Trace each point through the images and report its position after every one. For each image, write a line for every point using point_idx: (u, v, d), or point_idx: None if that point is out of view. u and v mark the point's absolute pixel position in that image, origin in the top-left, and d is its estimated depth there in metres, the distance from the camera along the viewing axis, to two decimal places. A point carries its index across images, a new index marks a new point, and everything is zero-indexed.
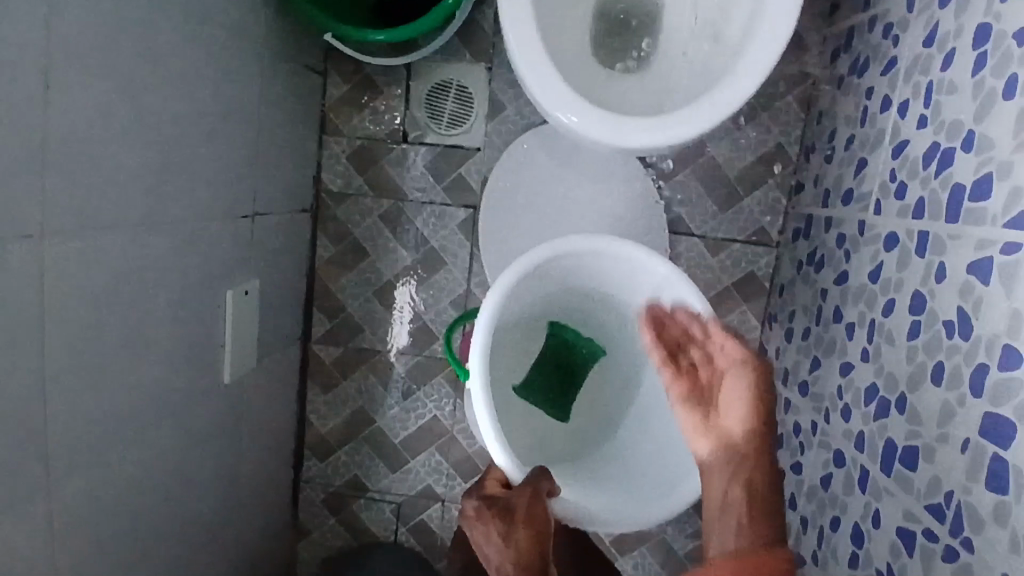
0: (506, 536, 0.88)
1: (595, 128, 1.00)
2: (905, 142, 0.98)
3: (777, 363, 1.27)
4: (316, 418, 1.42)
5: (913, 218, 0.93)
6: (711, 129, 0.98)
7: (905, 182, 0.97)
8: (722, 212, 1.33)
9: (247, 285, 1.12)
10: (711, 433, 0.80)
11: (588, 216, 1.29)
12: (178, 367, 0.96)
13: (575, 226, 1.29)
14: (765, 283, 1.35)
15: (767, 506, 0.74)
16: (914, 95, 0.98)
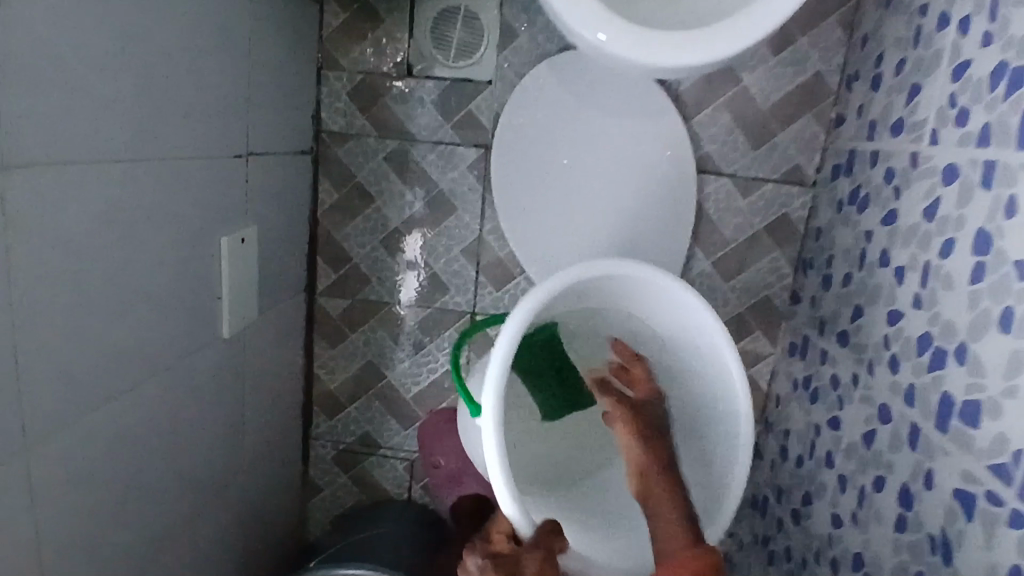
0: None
1: (629, 45, 0.89)
2: (968, 62, 0.87)
3: (810, 312, 1.18)
4: (324, 373, 1.36)
5: (978, 146, 0.82)
6: (754, 45, 0.88)
7: (968, 107, 0.85)
8: (755, 150, 1.22)
9: (246, 232, 1.04)
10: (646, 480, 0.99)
11: (610, 158, 1.19)
12: (171, 317, 0.89)
13: (596, 167, 1.20)
14: (800, 227, 1.23)
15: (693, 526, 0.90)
16: (979, 7, 0.86)
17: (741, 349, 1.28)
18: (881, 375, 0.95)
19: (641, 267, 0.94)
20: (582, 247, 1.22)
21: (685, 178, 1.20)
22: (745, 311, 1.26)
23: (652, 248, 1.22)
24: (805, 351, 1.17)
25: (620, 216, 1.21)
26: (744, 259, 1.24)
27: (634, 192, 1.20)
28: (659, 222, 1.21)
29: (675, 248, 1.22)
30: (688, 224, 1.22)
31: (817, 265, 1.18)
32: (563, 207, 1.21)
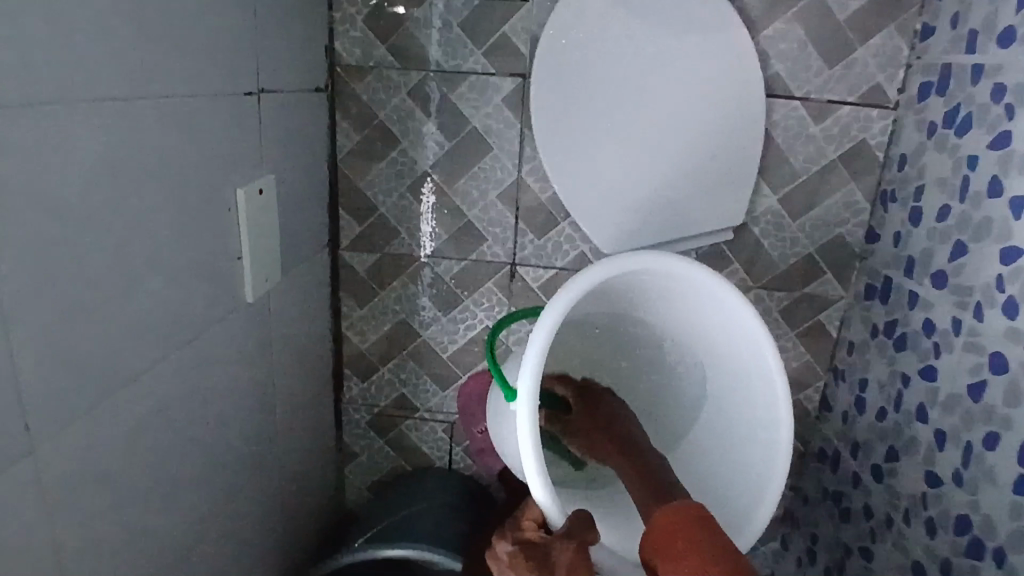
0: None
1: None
2: None
3: (894, 251, 1.05)
4: (353, 334, 1.25)
5: None
6: None
7: None
8: (830, 69, 1.05)
9: (263, 183, 0.91)
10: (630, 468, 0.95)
11: (663, 83, 1.05)
12: (185, 284, 0.77)
13: (650, 91, 1.05)
14: (878, 155, 1.09)
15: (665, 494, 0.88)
16: None
17: (810, 293, 1.16)
18: (993, 325, 0.83)
19: (667, 256, 0.83)
20: (635, 184, 1.09)
21: (752, 101, 1.06)
22: (816, 251, 1.14)
23: (714, 182, 1.09)
24: (890, 294, 1.05)
25: (680, 147, 1.07)
26: (815, 193, 1.11)
27: (693, 120, 1.06)
28: (722, 154, 1.08)
29: (740, 181, 1.09)
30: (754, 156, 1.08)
31: (902, 197, 1.04)
32: (611, 140, 1.06)
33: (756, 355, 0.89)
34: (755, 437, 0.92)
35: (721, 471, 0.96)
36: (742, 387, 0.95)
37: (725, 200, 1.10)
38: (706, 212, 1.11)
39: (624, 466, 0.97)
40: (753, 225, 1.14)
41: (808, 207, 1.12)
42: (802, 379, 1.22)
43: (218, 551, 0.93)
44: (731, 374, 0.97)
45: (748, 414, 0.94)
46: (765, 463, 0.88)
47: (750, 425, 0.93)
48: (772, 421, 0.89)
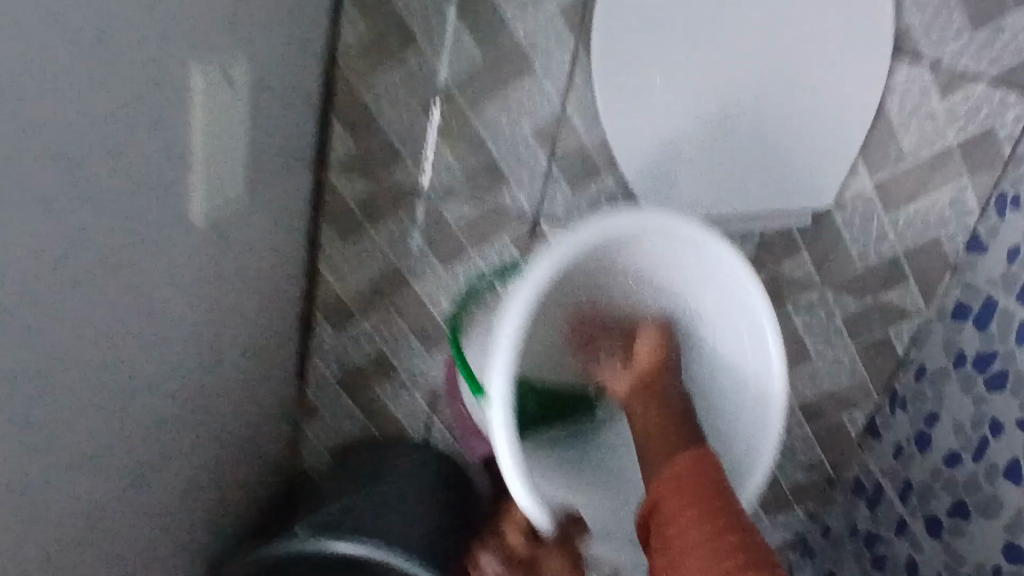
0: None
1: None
2: None
3: (1006, 268, 0.83)
4: (331, 274, 1.04)
5: None
6: None
7: None
8: (973, 30, 0.82)
9: (230, 63, 0.67)
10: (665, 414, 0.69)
11: (771, 10, 0.81)
12: (95, 186, 0.54)
13: (752, 16, 0.81)
14: (1005, 149, 0.86)
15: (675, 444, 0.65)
16: None
17: (883, 302, 0.97)
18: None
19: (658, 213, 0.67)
20: (706, 134, 0.86)
21: (877, 55, 0.83)
22: (903, 254, 0.94)
23: (805, 151, 0.87)
24: (991, 319, 0.85)
25: (771, 99, 0.84)
26: (921, 183, 0.90)
27: (799, 66, 0.83)
28: (822, 117, 0.85)
29: (835, 156, 0.88)
30: (857, 126, 0.86)
31: None
32: (688, 72, 0.83)
33: (738, 350, 0.75)
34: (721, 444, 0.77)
35: None
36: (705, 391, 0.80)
37: (811, 175, 0.89)
38: (787, 187, 0.89)
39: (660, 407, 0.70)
40: (836, 211, 0.93)
41: (907, 200, 0.91)
42: (851, 400, 1.04)
43: (123, 527, 0.73)
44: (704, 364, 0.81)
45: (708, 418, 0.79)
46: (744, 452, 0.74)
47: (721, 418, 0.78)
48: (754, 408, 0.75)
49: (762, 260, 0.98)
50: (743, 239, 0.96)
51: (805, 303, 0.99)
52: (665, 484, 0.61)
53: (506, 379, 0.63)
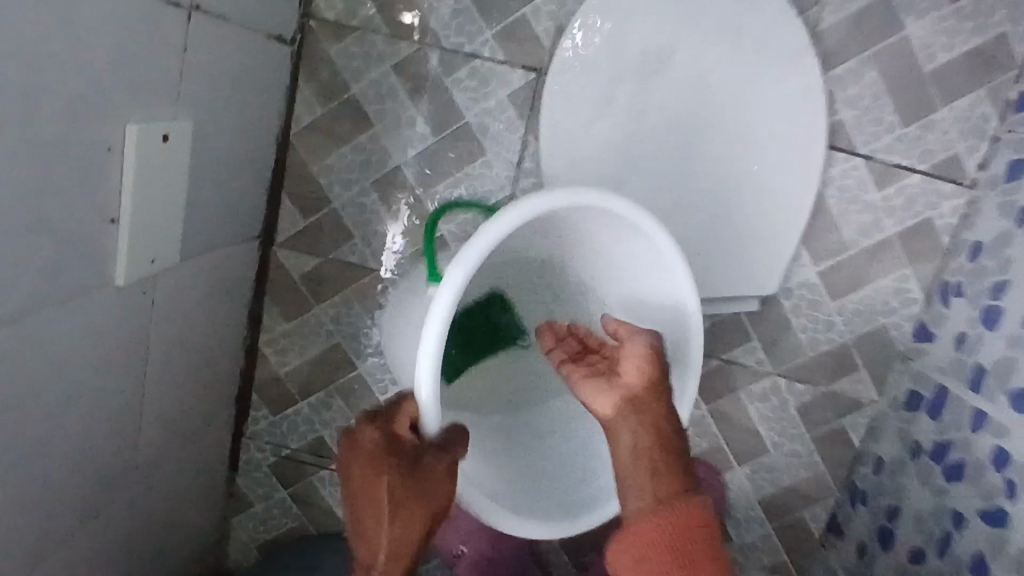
0: (357, 530, 0.63)
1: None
2: None
3: (955, 355, 0.84)
4: (272, 354, 1.00)
5: None
6: None
7: None
8: (903, 129, 0.87)
9: (173, 128, 0.67)
10: (647, 428, 0.60)
11: (713, 110, 0.84)
12: (25, 232, 0.51)
13: (693, 117, 0.85)
14: (943, 240, 0.90)
15: (663, 474, 0.58)
16: None
17: (836, 392, 0.96)
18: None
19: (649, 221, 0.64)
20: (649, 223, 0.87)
21: (815, 153, 0.86)
22: (852, 341, 0.94)
23: (752, 242, 0.89)
24: (944, 408, 0.83)
25: (713, 192, 0.86)
26: (865, 272, 0.92)
27: (743, 163, 0.86)
28: (767, 211, 0.87)
29: (781, 248, 0.89)
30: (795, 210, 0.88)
31: (971, 292, 0.83)
32: (632, 166, 0.86)
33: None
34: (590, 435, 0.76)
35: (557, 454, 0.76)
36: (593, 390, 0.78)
37: (753, 263, 0.90)
38: (737, 278, 0.90)
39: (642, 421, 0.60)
40: (783, 297, 0.94)
41: (851, 287, 0.92)
42: (810, 494, 1.00)
43: None
44: None
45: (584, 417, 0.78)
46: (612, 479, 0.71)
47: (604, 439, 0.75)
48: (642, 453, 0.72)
49: (713, 346, 0.97)
50: None
51: (758, 391, 0.97)
52: (647, 539, 0.54)
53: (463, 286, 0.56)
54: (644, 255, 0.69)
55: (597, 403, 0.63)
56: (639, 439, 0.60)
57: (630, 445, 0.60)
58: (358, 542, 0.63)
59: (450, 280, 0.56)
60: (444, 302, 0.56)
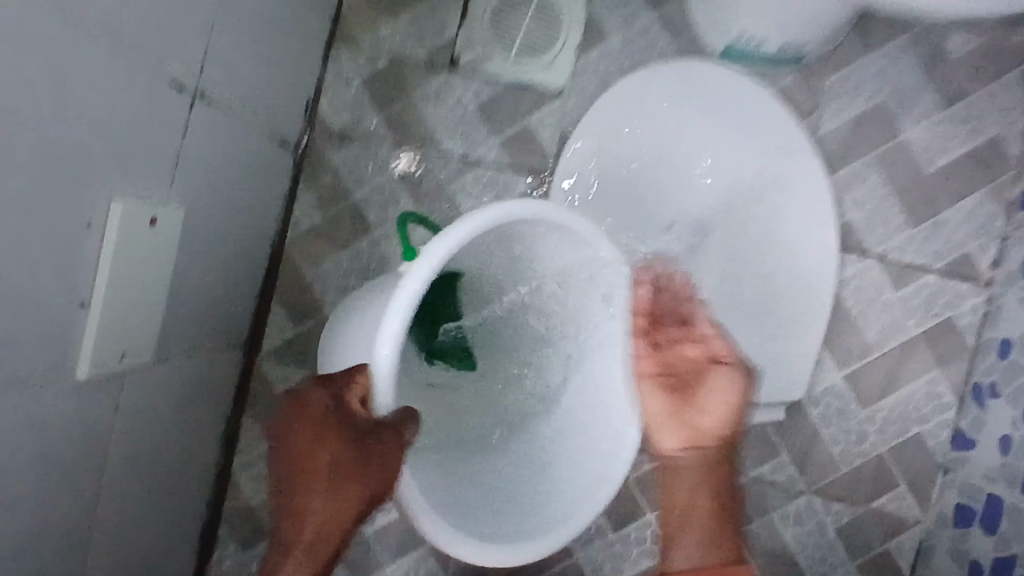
0: (286, 502, 0.60)
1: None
2: None
3: (1006, 461, 0.77)
4: (247, 478, 0.89)
5: None
6: None
7: None
8: (912, 229, 0.86)
9: (161, 212, 0.62)
10: (704, 488, 0.64)
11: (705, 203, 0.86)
12: None
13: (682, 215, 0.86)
14: (968, 340, 0.86)
15: (721, 533, 0.64)
16: None
17: (878, 512, 0.87)
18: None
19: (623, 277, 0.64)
20: None
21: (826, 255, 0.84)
22: (888, 453, 0.86)
23: (759, 342, 0.85)
24: (1000, 518, 0.76)
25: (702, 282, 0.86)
26: (891, 377, 0.86)
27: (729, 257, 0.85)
28: (773, 310, 0.85)
29: (795, 350, 0.85)
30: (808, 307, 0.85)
31: (1008, 391, 0.79)
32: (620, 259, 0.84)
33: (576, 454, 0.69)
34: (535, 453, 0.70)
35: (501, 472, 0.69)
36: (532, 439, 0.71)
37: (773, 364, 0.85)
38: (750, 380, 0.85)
39: (705, 483, 0.64)
40: (810, 406, 0.87)
41: (879, 394, 0.87)
42: None
43: None
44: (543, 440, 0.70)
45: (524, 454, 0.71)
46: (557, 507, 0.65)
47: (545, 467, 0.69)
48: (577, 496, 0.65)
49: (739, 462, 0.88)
50: None
51: (792, 513, 0.87)
52: None
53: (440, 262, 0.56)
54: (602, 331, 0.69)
55: (665, 438, 0.65)
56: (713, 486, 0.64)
57: (687, 504, 0.64)
58: (285, 513, 0.60)
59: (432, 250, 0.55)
60: (420, 274, 0.55)
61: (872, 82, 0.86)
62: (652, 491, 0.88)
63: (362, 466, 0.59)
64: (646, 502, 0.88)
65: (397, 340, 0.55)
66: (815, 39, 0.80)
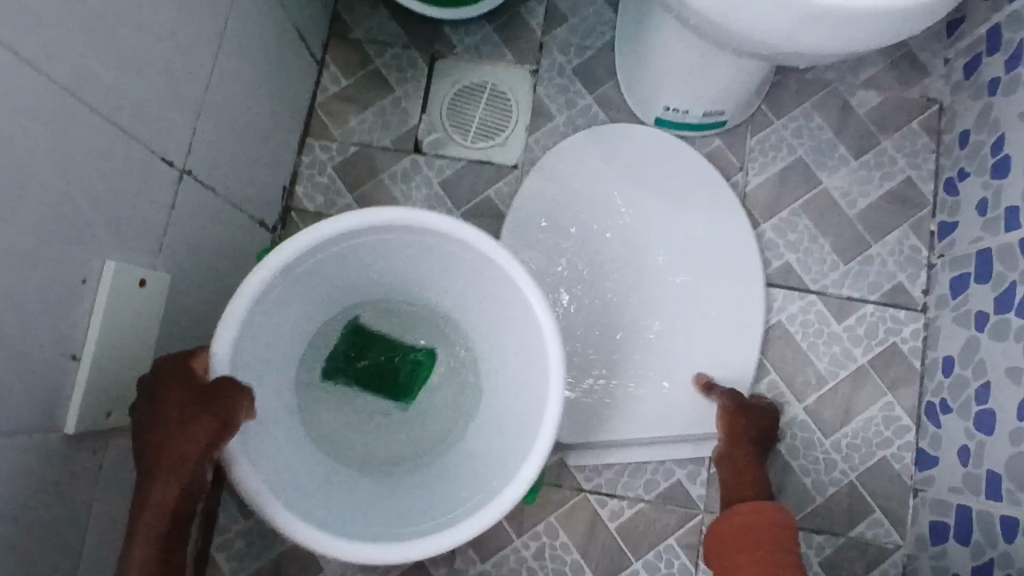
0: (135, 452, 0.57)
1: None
2: None
3: (968, 471, 0.81)
4: (225, 559, 0.87)
5: None
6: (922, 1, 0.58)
7: None
8: (845, 264, 0.94)
9: (150, 275, 0.67)
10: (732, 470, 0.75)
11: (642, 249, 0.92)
12: None
13: (623, 261, 0.92)
14: (915, 363, 0.91)
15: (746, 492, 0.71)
16: None
17: (859, 541, 0.88)
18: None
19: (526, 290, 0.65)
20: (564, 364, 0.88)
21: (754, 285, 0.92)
22: (858, 480, 0.89)
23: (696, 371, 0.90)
24: (972, 528, 0.78)
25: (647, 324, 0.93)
26: (849, 404, 0.91)
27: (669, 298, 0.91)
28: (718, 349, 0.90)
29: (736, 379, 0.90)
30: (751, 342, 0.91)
31: (958, 405, 0.84)
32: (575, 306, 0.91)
33: (501, 472, 0.67)
34: (447, 490, 0.69)
35: (411, 501, 0.68)
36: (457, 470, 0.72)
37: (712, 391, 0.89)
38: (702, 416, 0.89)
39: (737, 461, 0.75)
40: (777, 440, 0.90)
41: (839, 421, 0.90)
42: None
43: None
44: (466, 476, 0.70)
45: (451, 478, 0.71)
46: (438, 524, 0.63)
47: (451, 497, 0.67)
48: (460, 516, 0.63)
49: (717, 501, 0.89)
50: (692, 476, 0.89)
51: None
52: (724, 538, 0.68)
53: (300, 245, 0.63)
54: (528, 344, 0.69)
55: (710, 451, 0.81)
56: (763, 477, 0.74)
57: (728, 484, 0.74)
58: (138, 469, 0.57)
59: (302, 233, 0.63)
60: (284, 251, 0.62)
61: (789, 140, 0.97)
62: (635, 539, 0.88)
63: (203, 402, 0.57)
64: (630, 551, 0.88)
65: (240, 308, 0.61)
66: (731, 103, 0.91)
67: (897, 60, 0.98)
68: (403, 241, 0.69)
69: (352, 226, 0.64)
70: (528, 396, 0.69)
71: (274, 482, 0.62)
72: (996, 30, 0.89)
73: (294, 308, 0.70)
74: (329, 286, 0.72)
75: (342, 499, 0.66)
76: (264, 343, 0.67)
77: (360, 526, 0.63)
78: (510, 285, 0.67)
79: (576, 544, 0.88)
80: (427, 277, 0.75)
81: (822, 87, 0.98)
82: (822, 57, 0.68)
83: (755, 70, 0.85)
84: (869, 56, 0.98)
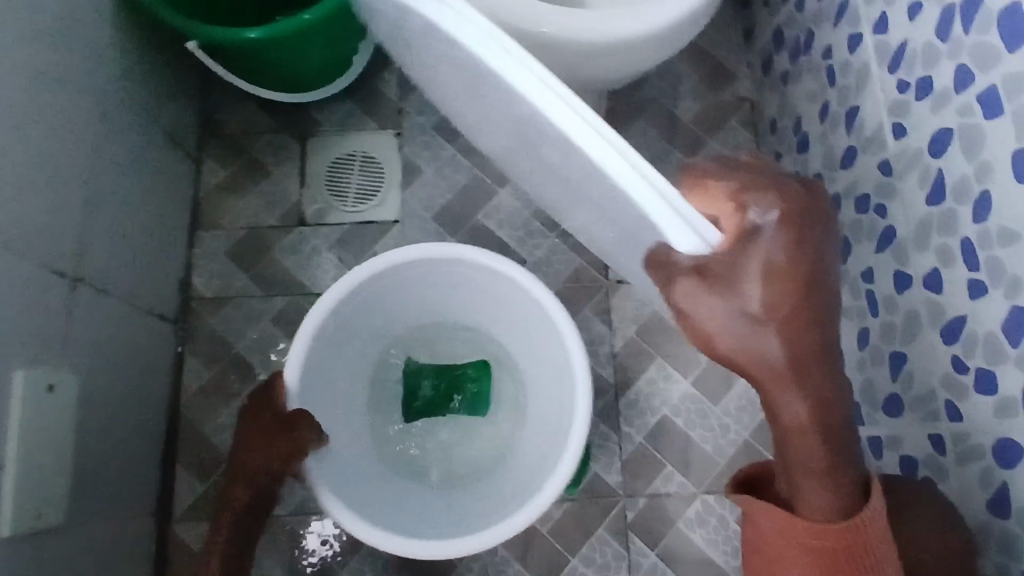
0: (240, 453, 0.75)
1: (512, 6, 0.72)
2: (901, 47, 0.77)
3: None
4: None
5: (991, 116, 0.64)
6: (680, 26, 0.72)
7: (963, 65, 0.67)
8: None
9: (57, 379, 0.73)
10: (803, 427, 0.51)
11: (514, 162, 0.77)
12: None
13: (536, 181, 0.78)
14: None
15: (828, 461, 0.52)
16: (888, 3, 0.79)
17: None
18: (972, 409, 0.68)
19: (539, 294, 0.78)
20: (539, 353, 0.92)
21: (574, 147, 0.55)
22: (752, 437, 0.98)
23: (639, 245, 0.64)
24: None
25: None
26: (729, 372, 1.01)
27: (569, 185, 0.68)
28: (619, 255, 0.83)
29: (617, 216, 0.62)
30: (630, 331, 1.01)
31: None
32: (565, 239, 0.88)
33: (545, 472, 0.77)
34: (503, 496, 0.80)
35: (475, 509, 0.80)
36: (515, 477, 0.83)
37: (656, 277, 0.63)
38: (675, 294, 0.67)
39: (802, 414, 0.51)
40: (674, 416, 0.99)
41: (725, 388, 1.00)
42: None
43: None
44: (520, 482, 0.82)
45: (510, 484, 0.82)
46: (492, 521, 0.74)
47: (510, 499, 0.79)
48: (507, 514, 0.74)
49: (633, 484, 0.96)
50: (606, 467, 0.97)
51: (694, 517, 0.95)
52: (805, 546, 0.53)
53: (347, 284, 0.77)
54: (552, 341, 0.81)
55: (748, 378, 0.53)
56: (825, 435, 0.51)
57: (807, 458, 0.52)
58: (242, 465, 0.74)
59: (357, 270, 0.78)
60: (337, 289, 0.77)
61: None
62: (567, 536, 0.94)
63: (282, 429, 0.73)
64: (565, 548, 0.94)
65: (305, 341, 0.75)
66: None
67: (708, 71, 1.13)
68: (435, 271, 0.83)
69: (392, 262, 0.78)
70: (562, 395, 0.81)
71: (361, 510, 0.73)
72: (777, 33, 1.05)
73: (346, 346, 0.85)
74: (379, 316, 0.87)
75: (412, 517, 0.78)
76: (327, 370, 0.81)
77: (429, 533, 0.74)
78: (525, 294, 0.80)
79: (514, 553, 0.93)
80: (459, 301, 0.90)
81: (649, 104, 1.12)
82: (619, 80, 0.81)
83: (584, 100, 0.98)
84: (683, 72, 1.13)
